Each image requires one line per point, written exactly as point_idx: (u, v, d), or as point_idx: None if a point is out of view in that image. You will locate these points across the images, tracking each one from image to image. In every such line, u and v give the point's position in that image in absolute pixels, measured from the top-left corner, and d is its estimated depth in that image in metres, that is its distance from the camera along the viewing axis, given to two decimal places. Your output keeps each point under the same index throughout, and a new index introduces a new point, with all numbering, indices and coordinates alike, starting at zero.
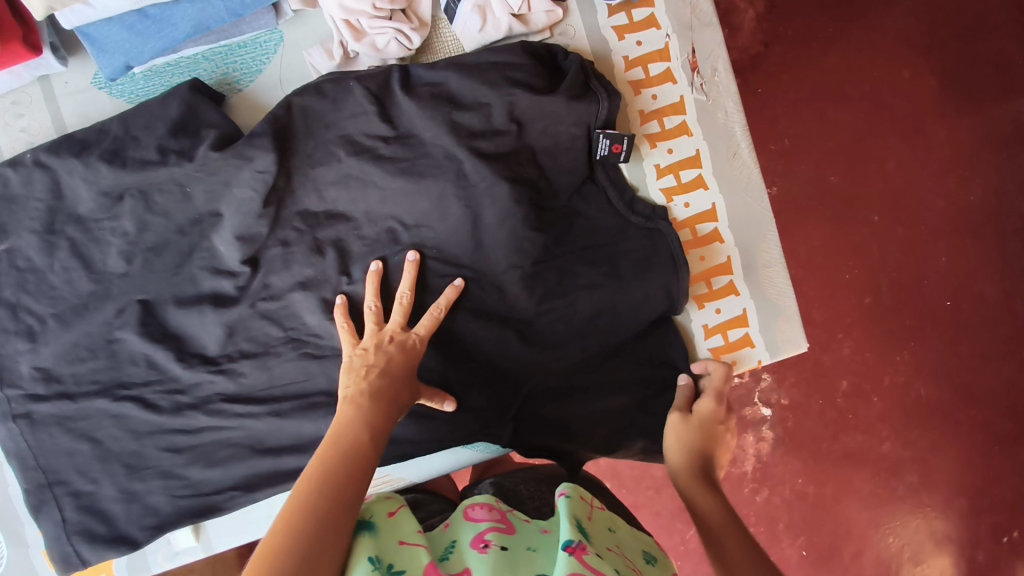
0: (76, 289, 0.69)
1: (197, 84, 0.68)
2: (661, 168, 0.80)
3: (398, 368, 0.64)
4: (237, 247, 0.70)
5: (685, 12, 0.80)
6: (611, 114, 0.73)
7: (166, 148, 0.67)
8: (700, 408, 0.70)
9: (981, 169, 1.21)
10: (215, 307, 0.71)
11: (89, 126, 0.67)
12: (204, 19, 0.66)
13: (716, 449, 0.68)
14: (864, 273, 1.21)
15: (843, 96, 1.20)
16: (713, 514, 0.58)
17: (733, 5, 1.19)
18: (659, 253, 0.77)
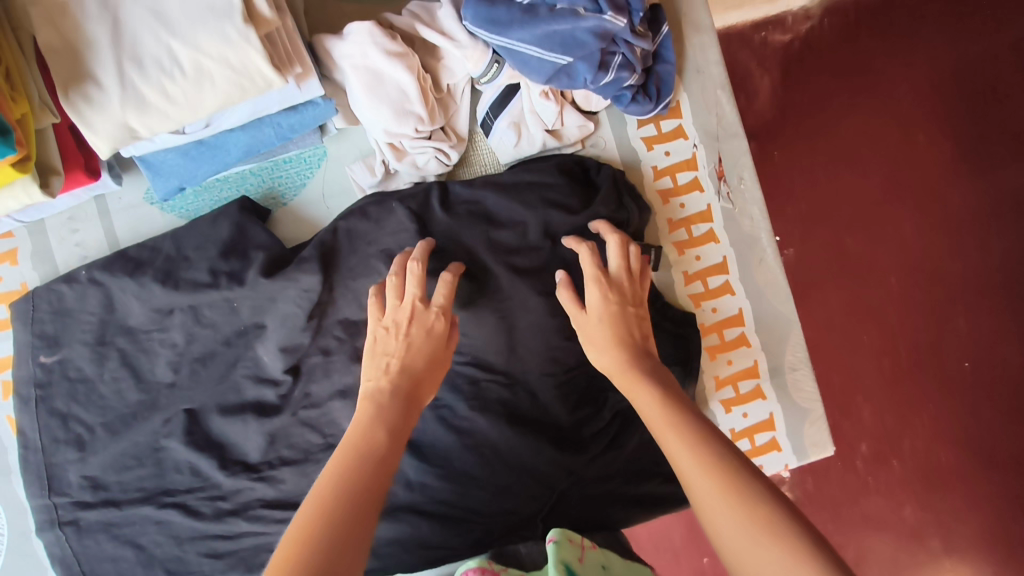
0: (125, 398, 0.72)
1: (246, 202, 0.71)
2: (689, 275, 0.82)
3: (424, 353, 0.62)
4: (280, 358, 0.72)
5: (712, 122, 0.83)
6: (641, 225, 0.78)
7: (218, 271, 0.70)
8: (591, 301, 0.66)
9: (998, 233, 1.24)
10: (258, 416, 0.73)
11: (143, 245, 0.70)
12: (256, 144, 0.68)
13: (625, 324, 0.64)
14: (881, 337, 1.25)
15: (856, 162, 1.26)
16: (652, 410, 0.55)
17: (749, 72, 1.25)
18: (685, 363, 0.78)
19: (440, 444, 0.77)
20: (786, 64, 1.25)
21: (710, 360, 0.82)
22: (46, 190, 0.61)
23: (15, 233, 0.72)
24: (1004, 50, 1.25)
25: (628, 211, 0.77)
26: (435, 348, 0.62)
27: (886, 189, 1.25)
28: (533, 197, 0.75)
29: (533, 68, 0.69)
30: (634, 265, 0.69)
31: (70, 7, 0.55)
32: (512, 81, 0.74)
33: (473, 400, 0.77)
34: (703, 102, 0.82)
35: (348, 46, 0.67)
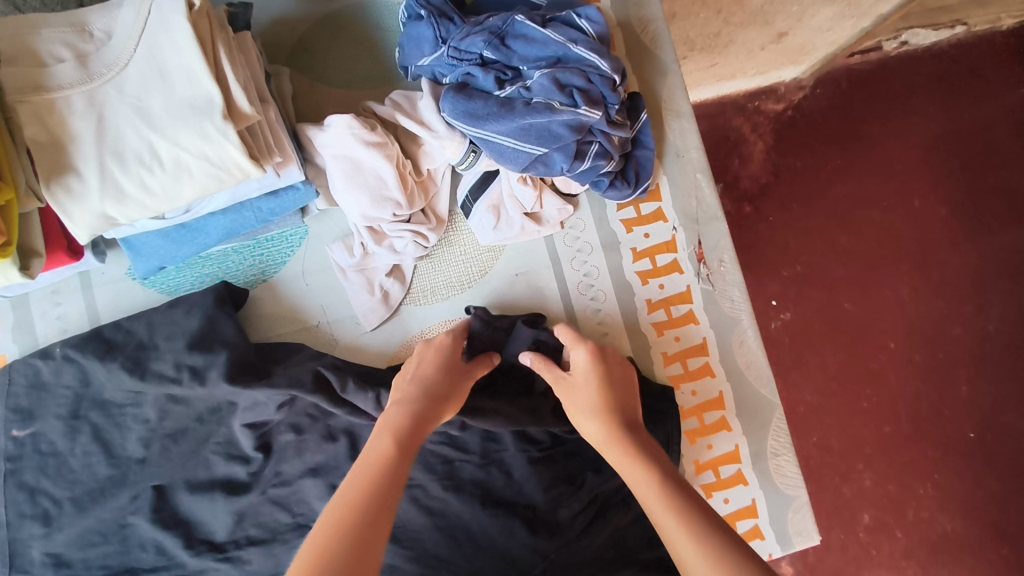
0: (93, 474, 0.71)
1: (222, 292, 0.73)
2: (668, 355, 0.82)
3: (433, 364, 0.70)
4: (248, 435, 0.72)
5: (692, 205, 0.83)
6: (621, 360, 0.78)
7: (182, 364, 0.71)
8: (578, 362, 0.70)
9: (995, 298, 1.27)
10: (225, 494, 0.72)
11: (119, 327, 0.72)
12: (235, 226, 0.70)
13: (614, 388, 0.68)
14: (882, 402, 1.26)
15: (851, 223, 1.28)
16: (648, 497, 0.57)
17: (744, 136, 1.27)
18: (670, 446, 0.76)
19: (410, 524, 0.73)
20: (779, 130, 1.28)
21: (690, 444, 0.81)
22: (25, 272, 0.63)
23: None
24: (997, 118, 1.30)
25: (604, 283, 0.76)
26: (454, 370, 0.70)
27: (884, 248, 1.28)
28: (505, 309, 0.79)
29: (512, 159, 0.71)
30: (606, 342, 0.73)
31: (56, 105, 0.58)
32: (489, 167, 0.76)
33: (446, 481, 0.75)
34: (683, 185, 0.84)
35: (329, 135, 0.68)
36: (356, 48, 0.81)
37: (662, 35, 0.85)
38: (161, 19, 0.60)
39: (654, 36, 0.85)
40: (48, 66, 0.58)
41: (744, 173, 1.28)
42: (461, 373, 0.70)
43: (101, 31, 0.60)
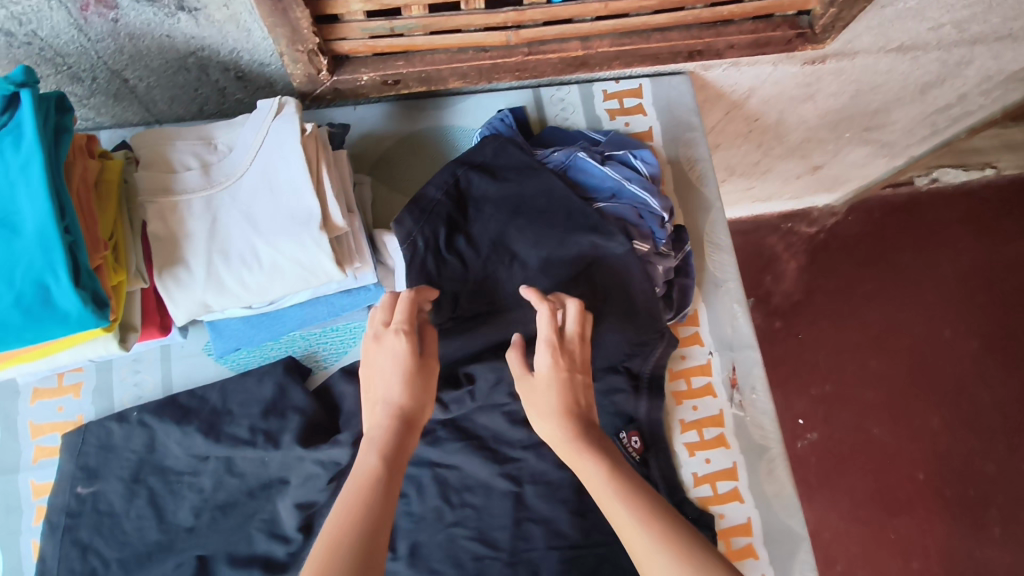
0: (144, 538, 0.75)
1: (291, 362, 0.79)
2: (698, 476, 0.84)
3: (393, 375, 0.59)
4: (294, 514, 0.76)
5: (727, 332, 0.89)
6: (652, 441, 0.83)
7: (256, 429, 0.77)
8: (541, 364, 0.65)
9: (1005, 434, 1.52)
10: (265, 570, 0.75)
11: (193, 394, 0.78)
12: (309, 317, 0.77)
13: (575, 388, 0.65)
14: (910, 532, 1.45)
15: (880, 347, 1.57)
16: (602, 489, 0.57)
17: (777, 257, 1.64)
18: None
19: None
20: (811, 250, 1.64)
21: None
22: (122, 344, 0.69)
23: (83, 368, 0.79)
24: None
25: (658, 334, 0.81)
26: (420, 377, 0.60)
27: (909, 379, 1.55)
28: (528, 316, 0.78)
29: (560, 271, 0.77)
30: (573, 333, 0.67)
31: (179, 206, 0.66)
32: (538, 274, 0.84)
33: None
34: (719, 314, 0.89)
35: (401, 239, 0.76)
36: (430, 162, 0.90)
37: (707, 174, 0.94)
38: (278, 139, 0.69)
39: (700, 174, 0.94)
40: (177, 172, 0.67)
41: (778, 288, 1.61)
42: (427, 381, 0.61)
43: (224, 144, 0.70)
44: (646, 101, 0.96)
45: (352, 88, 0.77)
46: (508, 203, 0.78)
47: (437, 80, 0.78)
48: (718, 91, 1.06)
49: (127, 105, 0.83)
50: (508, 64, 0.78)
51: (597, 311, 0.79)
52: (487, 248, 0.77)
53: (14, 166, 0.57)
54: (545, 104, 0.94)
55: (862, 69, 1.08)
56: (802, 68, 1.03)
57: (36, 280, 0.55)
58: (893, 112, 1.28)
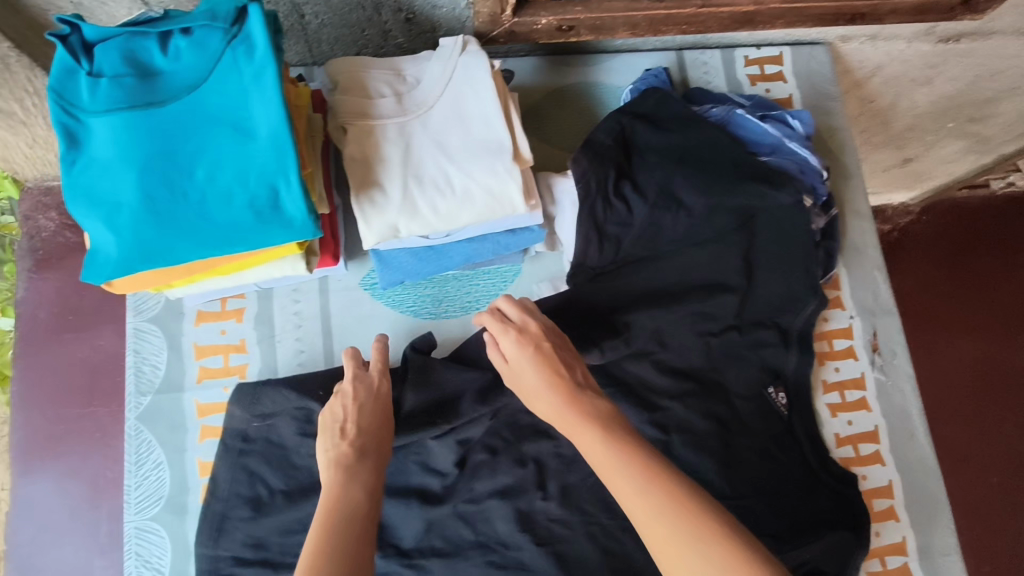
0: (311, 469, 0.75)
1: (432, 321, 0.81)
2: (840, 436, 0.85)
3: (373, 415, 0.67)
4: (451, 448, 0.79)
5: (869, 298, 0.90)
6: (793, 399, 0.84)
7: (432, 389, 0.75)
8: (510, 351, 0.69)
9: None
10: (421, 503, 0.79)
11: None
12: (474, 254, 0.78)
13: (547, 357, 0.67)
14: (991, 535, 1.40)
15: (960, 345, 1.55)
16: (599, 457, 0.58)
17: None
18: (848, 519, 0.80)
19: (585, 560, 0.77)
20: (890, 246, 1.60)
21: None
22: (307, 266, 0.71)
23: (246, 295, 0.81)
24: None
25: (809, 292, 0.82)
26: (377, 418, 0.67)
27: (996, 380, 1.51)
28: (685, 267, 0.79)
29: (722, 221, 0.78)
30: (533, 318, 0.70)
31: (375, 131, 0.68)
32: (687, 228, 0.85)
33: (626, 521, 0.78)
34: (860, 280, 0.90)
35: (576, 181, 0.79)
36: (575, 117, 0.92)
37: (846, 143, 0.95)
38: (467, 74, 0.71)
39: (838, 143, 0.95)
40: (373, 99, 0.69)
41: None
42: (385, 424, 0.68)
43: (412, 76, 0.71)
44: (786, 69, 0.97)
45: (527, 33, 0.78)
46: (673, 153, 0.79)
47: (610, 27, 0.79)
48: (847, 67, 1.07)
49: (293, 43, 0.84)
50: (678, 16, 0.79)
51: (751, 264, 0.80)
52: (654, 196, 0.77)
53: (249, 73, 0.58)
54: (689, 67, 0.95)
55: (988, 52, 1.08)
56: (934, 46, 1.03)
57: (269, 184, 0.57)
58: (1004, 101, 1.28)
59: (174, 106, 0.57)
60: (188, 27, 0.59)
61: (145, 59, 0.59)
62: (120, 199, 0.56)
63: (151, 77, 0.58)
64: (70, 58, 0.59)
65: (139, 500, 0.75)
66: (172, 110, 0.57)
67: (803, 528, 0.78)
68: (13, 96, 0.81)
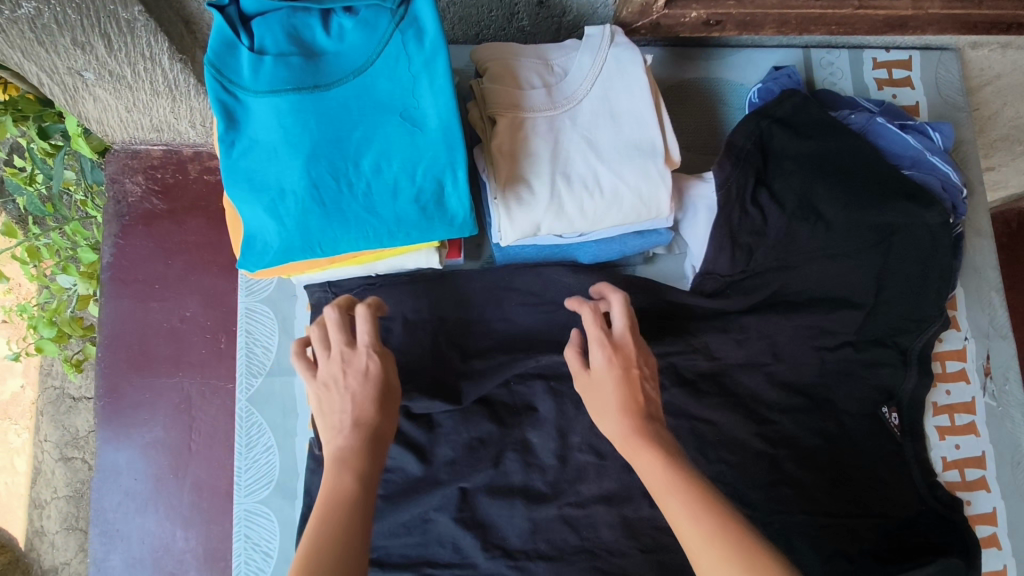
0: (408, 473, 0.74)
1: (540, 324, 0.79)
2: (947, 460, 0.83)
3: (369, 400, 0.61)
4: (555, 445, 0.77)
5: (985, 320, 0.87)
6: (904, 419, 0.82)
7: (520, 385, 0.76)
8: (596, 362, 0.67)
9: None
10: (525, 502, 0.76)
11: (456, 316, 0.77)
12: (600, 253, 0.77)
13: (633, 387, 0.64)
14: None
15: None
16: (656, 479, 0.57)
17: None
18: (961, 550, 0.77)
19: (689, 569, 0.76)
20: None
21: None
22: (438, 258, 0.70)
23: None
24: None
25: (936, 312, 0.79)
26: (375, 396, 0.61)
27: None
28: (809, 273, 0.77)
29: (855, 231, 0.75)
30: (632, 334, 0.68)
31: (525, 124, 0.66)
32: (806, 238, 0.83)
33: None
34: (978, 300, 0.87)
35: (712, 186, 0.76)
36: (695, 112, 0.88)
37: (970, 157, 0.92)
38: (618, 68, 0.68)
39: (961, 157, 0.92)
40: (524, 90, 0.67)
41: None
42: (387, 401, 0.62)
43: (560, 66, 0.68)
44: (914, 74, 0.93)
45: (672, 24, 0.76)
46: (811, 161, 0.75)
47: (758, 24, 0.76)
48: (966, 74, 1.03)
49: None
50: (832, 16, 0.76)
51: (881, 281, 0.77)
52: (793, 205, 0.75)
53: (418, 59, 0.56)
54: (815, 67, 0.91)
55: None
56: None
57: (435, 177, 0.56)
58: None
59: (340, 90, 0.55)
60: (352, 7, 0.56)
61: (307, 38, 0.56)
62: (284, 185, 0.54)
63: (315, 57, 0.55)
64: (228, 29, 0.55)
65: (250, 483, 0.74)
66: (337, 94, 0.55)
67: (912, 552, 0.77)
68: (127, 61, 0.78)
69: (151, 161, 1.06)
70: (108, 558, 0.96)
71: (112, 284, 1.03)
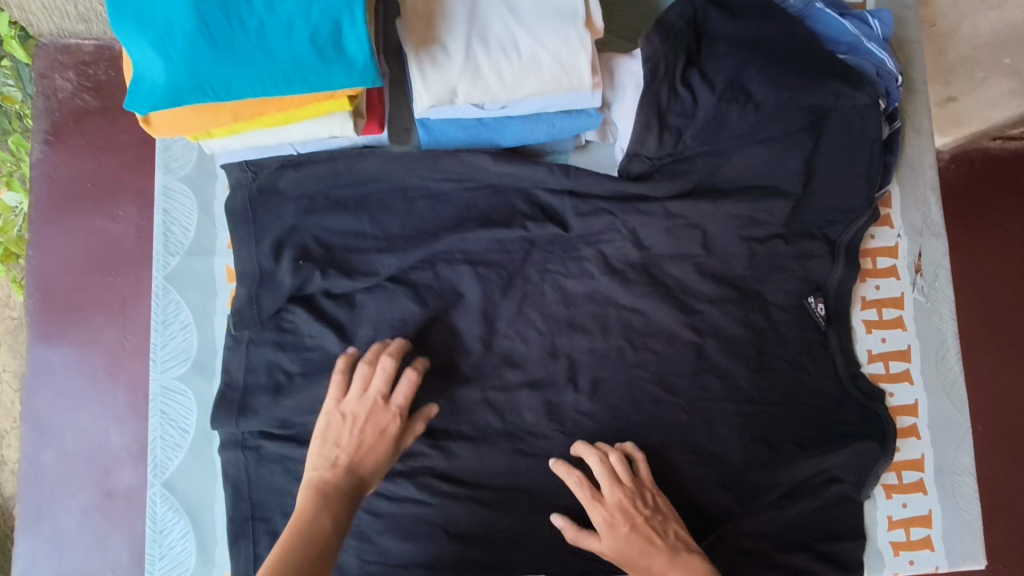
0: (326, 351, 0.74)
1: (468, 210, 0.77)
2: (872, 353, 0.84)
3: (378, 451, 0.65)
4: (479, 327, 0.76)
5: (918, 218, 0.87)
6: (834, 306, 0.82)
7: (440, 273, 0.76)
8: (599, 524, 0.69)
9: None
10: (449, 384, 0.75)
11: (377, 195, 0.76)
12: (528, 135, 0.75)
13: (642, 536, 0.67)
14: None
15: None
16: None
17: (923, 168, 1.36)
18: (872, 435, 0.79)
19: None
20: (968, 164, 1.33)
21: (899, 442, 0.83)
22: (353, 129, 0.67)
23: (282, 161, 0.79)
24: None
25: (865, 204, 0.79)
26: (382, 443, 0.66)
27: None
28: (739, 159, 0.76)
29: (783, 113, 0.74)
30: (626, 479, 0.70)
31: None
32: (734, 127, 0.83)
33: (652, 419, 0.78)
34: (913, 198, 0.87)
35: (638, 62, 0.74)
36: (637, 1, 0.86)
37: (918, 55, 0.90)
38: None
39: (908, 56, 0.90)
40: None
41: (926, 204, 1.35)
42: (392, 447, 0.66)
43: None
44: None
45: None
46: (744, 43, 0.73)
47: None
48: None
49: None
50: None
51: (812, 169, 0.77)
52: (723, 86, 0.73)
53: None
54: None
55: None
56: None
57: (333, 17, 0.54)
58: None
59: None
60: None
61: None
62: (170, 20, 0.51)
63: None
64: None
65: (165, 359, 0.74)
66: None
67: (831, 439, 0.79)
68: None
69: (83, 57, 1.02)
70: (41, 455, 0.95)
71: (45, 182, 1.00)
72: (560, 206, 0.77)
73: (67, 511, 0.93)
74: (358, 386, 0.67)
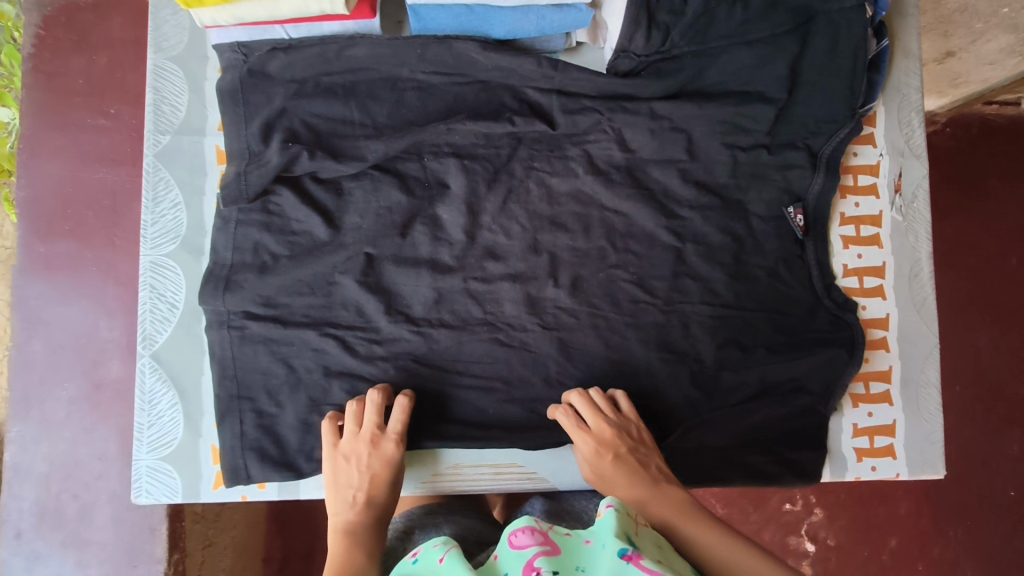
0: (312, 235, 0.76)
1: (457, 103, 0.78)
2: (848, 268, 0.86)
3: (386, 481, 0.70)
4: (462, 219, 0.78)
5: (901, 139, 0.88)
6: (814, 209, 0.83)
7: (427, 164, 0.78)
8: (585, 447, 0.71)
9: None
10: (431, 272, 0.77)
11: (366, 85, 0.77)
12: (517, 29, 0.76)
13: (625, 463, 0.69)
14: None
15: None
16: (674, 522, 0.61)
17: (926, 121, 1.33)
18: (841, 345, 0.82)
19: (588, 346, 0.79)
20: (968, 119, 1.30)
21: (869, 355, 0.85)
22: (344, 6, 0.67)
23: None
24: None
25: (847, 114, 0.80)
26: (381, 464, 0.70)
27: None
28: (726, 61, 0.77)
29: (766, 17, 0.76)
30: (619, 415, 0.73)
31: None
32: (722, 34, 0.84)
33: (629, 317, 0.79)
34: (897, 119, 0.88)
35: None
36: None
37: None
38: None
39: None
40: None
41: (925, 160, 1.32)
42: (398, 470, 0.71)
43: None
44: None
45: None
46: None
47: None
48: None
49: None
50: None
51: (798, 76, 0.79)
52: None
53: None
54: None
55: None
56: None
57: None
58: None
59: None
60: None
61: None
62: None
63: None
64: None
65: (155, 235, 0.76)
66: None
67: (802, 344, 0.81)
68: None
69: None
70: (31, 344, 0.96)
71: (35, 75, 1.00)
72: (547, 103, 0.79)
73: (54, 400, 0.95)
74: (356, 422, 0.71)
